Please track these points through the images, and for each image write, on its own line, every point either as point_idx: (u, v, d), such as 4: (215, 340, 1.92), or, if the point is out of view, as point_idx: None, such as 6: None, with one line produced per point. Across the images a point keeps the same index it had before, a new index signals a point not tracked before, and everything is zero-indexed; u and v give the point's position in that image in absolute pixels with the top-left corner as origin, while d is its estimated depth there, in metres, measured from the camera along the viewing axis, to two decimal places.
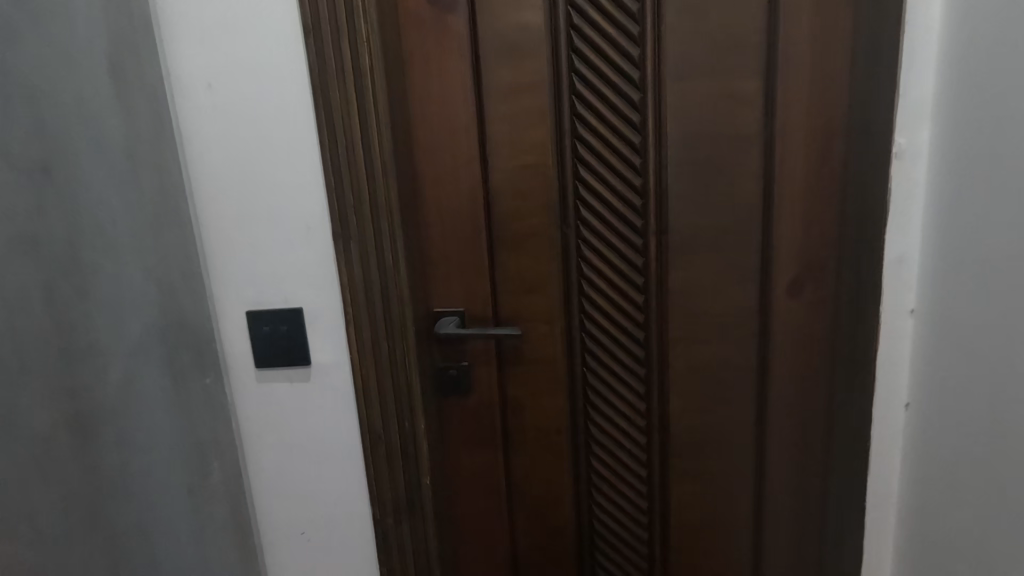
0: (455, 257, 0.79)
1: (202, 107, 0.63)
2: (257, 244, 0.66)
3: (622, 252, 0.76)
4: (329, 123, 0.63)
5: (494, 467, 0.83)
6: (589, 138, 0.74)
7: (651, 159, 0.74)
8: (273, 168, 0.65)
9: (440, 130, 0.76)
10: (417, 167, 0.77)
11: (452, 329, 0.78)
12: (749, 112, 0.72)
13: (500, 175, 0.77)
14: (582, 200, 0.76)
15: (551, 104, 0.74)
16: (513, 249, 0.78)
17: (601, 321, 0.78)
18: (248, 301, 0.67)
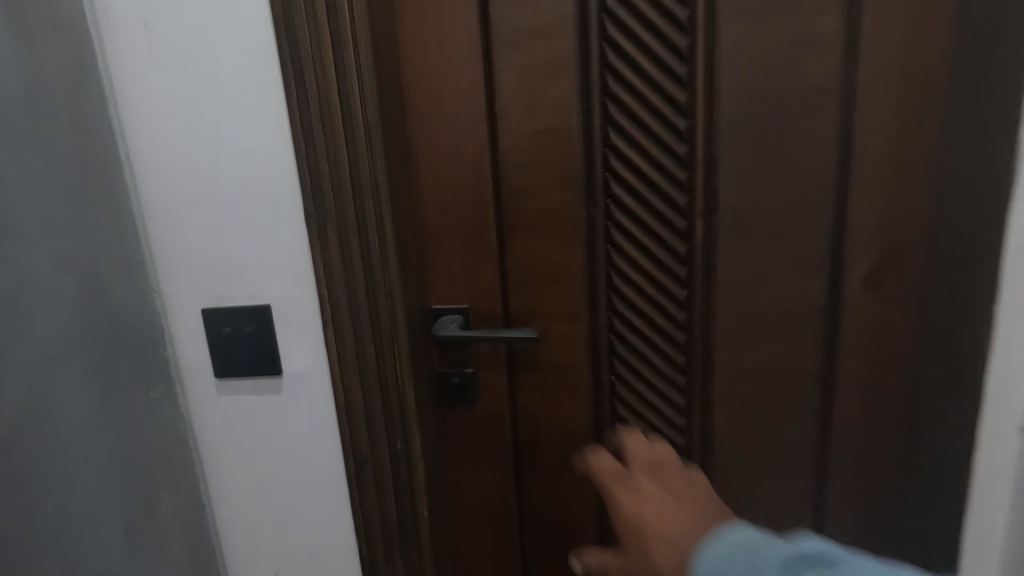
0: (458, 242, 0.66)
1: (136, 53, 0.50)
2: (212, 226, 0.54)
3: (661, 237, 0.63)
4: (296, 72, 0.50)
5: (504, 489, 0.71)
6: (622, 97, 0.60)
7: (699, 122, 0.60)
8: (227, 130, 0.52)
9: (438, 87, 0.62)
10: (411, 134, 0.63)
11: (455, 329, 0.66)
12: (826, 60, 0.57)
13: (513, 143, 0.63)
14: (613, 173, 0.62)
15: (576, 53, 0.60)
16: (529, 233, 0.65)
17: (634, 320, 0.65)
18: (203, 295, 0.55)
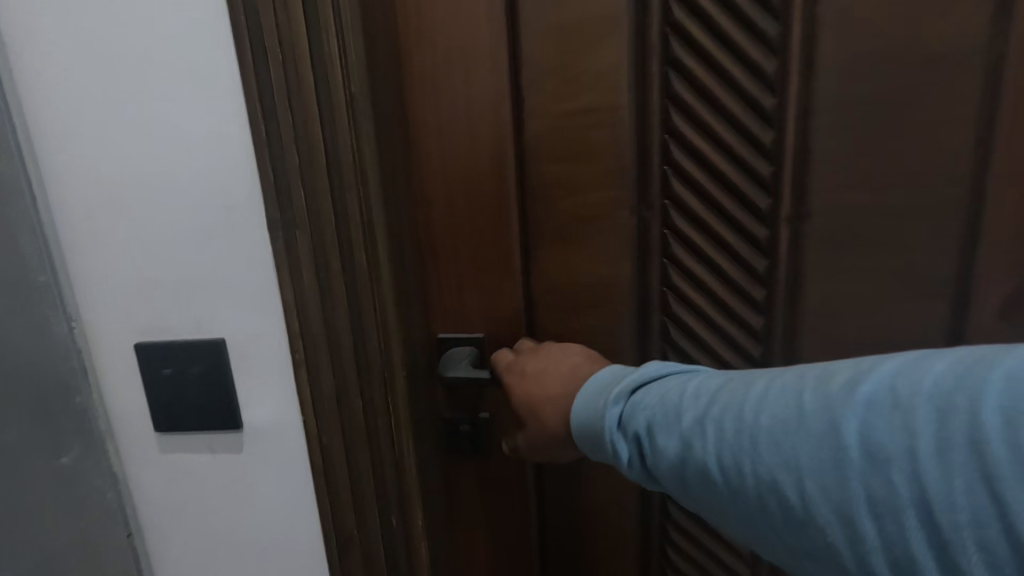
0: (472, 252, 0.53)
1: (35, 2, 0.37)
2: (145, 235, 0.40)
3: (731, 249, 0.49)
4: (250, 26, 0.36)
5: (527, 555, 0.58)
6: (689, 66, 0.46)
7: (789, 100, 0.46)
8: (159, 107, 0.38)
9: (449, 55, 0.48)
10: (413, 117, 0.50)
11: (467, 369, 0.52)
12: (969, 12, 0.42)
13: (544, 129, 0.49)
14: (672, 167, 0.48)
15: (629, 9, 0.46)
16: (562, 242, 0.52)
17: (695, 351, 0.52)
18: (136, 327, 0.42)
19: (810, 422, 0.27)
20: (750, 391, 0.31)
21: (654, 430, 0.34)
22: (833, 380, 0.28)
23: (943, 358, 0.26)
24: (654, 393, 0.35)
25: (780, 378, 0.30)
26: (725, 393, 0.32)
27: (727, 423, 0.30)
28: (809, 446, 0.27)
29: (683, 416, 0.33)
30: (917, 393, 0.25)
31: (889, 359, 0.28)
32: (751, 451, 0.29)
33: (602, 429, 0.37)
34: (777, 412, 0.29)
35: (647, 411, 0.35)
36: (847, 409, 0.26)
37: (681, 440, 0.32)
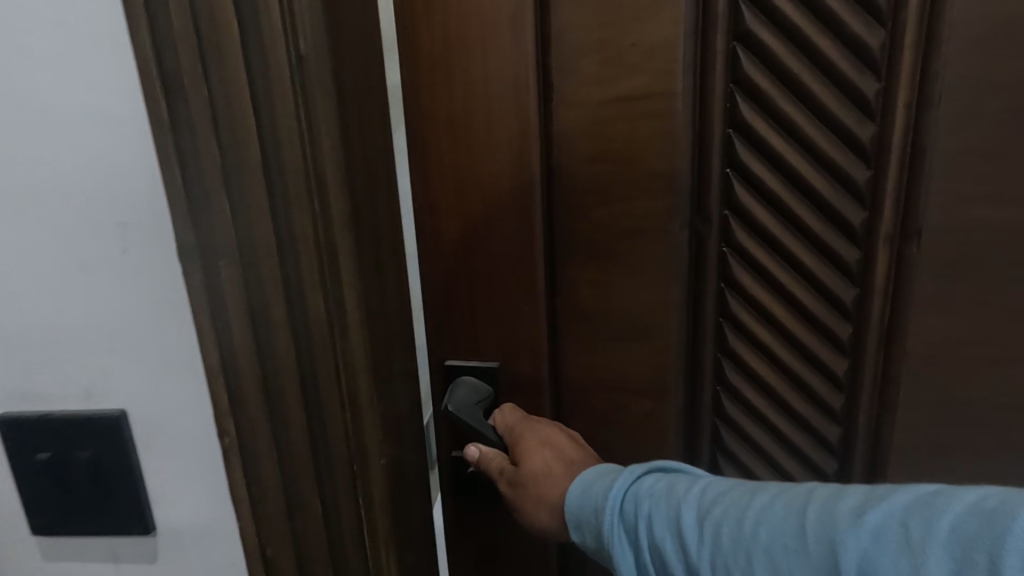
0: (518, 286, 0.57)
1: None
2: (41, 249, 0.36)
3: (774, 296, 0.53)
4: (204, 87, 0.32)
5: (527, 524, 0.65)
6: (768, 132, 0.49)
7: (849, 168, 0.49)
8: (72, 179, 0.35)
9: (489, 108, 0.53)
10: (431, 160, 0.55)
11: (474, 406, 0.59)
12: None
13: (603, 180, 0.53)
14: (734, 217, 0.52)
15: (690, 81, 0.49)
16: (613, 283, 0.56)
17: (760, 359, 0.56)
18: (12, 382, 0.39)
19: (809, 542, 0.33)
20: (749, 495, 0.39)
21: (653, 519, 0.41)
22: (840, 512, 0.33)
23: (964, 503, 0.30)
24: (662, 485, 0.43)
25: (780, 491, 0.38)
26: (716, 494, 0.40)
27: (725, 528, 0.37)
28: (794, 553, 0.34)
29: (684, 516, 0.40)
30: (930, 538, 0.29)
31: (910, 492, 0.32)
32: (745, 558, 0.35)
33: (602, 515, 0.44)
34: (775, 527, 0.35)
35: (650, 499, 0.43)
36: (849, 539, 0.32)
37: (677, 536, 0.40)
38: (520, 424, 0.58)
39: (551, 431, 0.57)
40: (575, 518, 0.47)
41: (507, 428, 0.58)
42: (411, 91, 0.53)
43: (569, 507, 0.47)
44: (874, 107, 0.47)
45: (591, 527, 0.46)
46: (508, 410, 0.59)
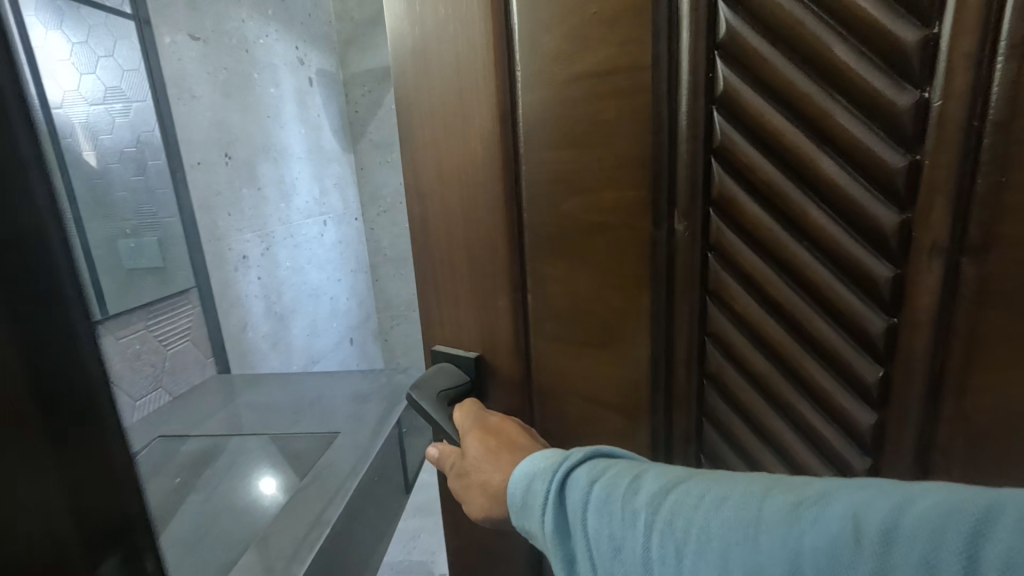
0: (487, 283, 0.51)
1: None
2: None
3: (768, 315, 0.42)
4: None
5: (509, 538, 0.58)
6: (759, 108, 0.38)
7: (876, 152, 0.35)
8: None
9: (453, 85, 0.47)
10: (409, 143, 0.52)
11: (437, 395, 0.54)
12: None
13: (574, 169, 0.44)
14: (718, 215, 0.42)
15: (661, 48, 0.39)
16: (580, 290, 0.47)
17: (748, 390, 0.45)
18: None
19: (760, 534, 0.33)
20: (701, 483, 0.38)
21: (596, 503, 0.40)
22: (802, 507, 0.33)
23: (933, 502, 0.30)
24: (612, 469, 0.42)
25: (729, 491, 0.36)
26: (660, 490, 0.39)
27: (677, 516, 0.36)
28: (737, 556, 0.33)
29: (635, 501, 0.39)
30: (890, 537, 0.30)
31: (872, 489, 0.33)
32: (689, 544, 0.35)
33: (542, 497, 0.42)
34: (729, 519, 0.35)
35: (598, 485, 0.41)
36: (810, 531, 0.32)
37: (620, 522, 0.38)
38: (471, 420, 0.53)
39: (508, 423, 0.53)
40: (517, 502, 0.44)
41: (458, 423, 0.53)
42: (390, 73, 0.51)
43: (512, 492, 0.45)
44: (916, 69, 0.33)
45: (527, 513, 0.43)
46: (469, 405, 0.54)
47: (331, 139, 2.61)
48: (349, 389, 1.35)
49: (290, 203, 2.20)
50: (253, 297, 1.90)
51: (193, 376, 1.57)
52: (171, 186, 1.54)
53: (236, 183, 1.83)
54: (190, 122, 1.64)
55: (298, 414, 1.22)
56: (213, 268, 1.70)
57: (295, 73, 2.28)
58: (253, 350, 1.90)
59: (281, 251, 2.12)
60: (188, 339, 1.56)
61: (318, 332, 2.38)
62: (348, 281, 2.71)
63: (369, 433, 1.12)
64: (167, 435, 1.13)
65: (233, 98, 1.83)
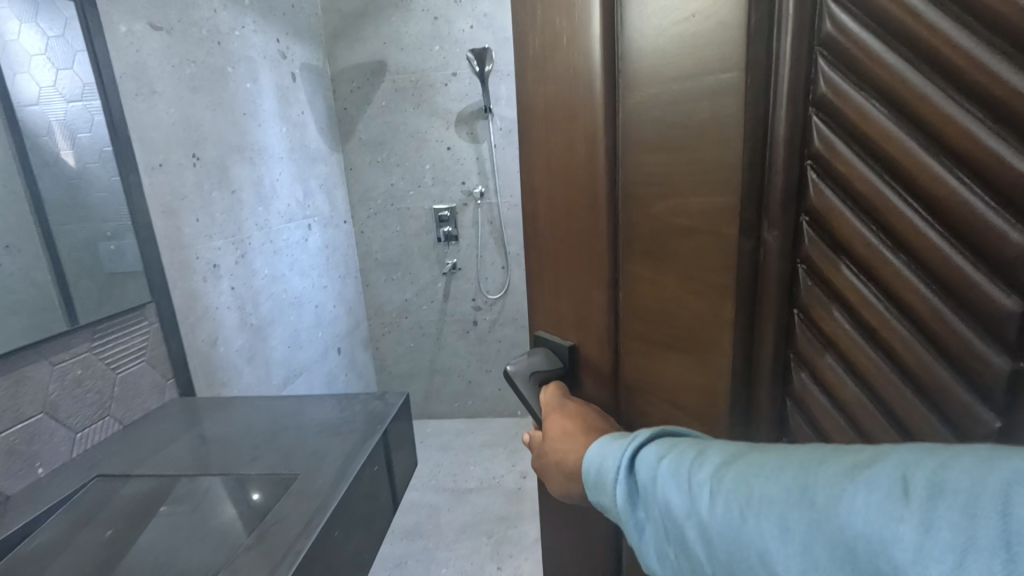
0: (582, 279, 0.56)
1: None
2: None
3: (854, 336, 0.43)
4: None
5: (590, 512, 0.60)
6: (863, 114, 0.38)
7: (1001, 158, 0.32)
8: None
9: (568, 83, 0.51)
10: (527, 150, 0.59)
11: (527, 376, 0.62)
12: None
13: (670, 171, 0.46)
14: (811, 225, 0.43)
15: (765, 51, 0.40)
16: (668, 292, 0.50)
17: (839, 402, 0.45)
18: None
19: (816, 499, 0.35)
20: (759, 457, 0.40)
21: (663, 480, 0.43)
22: (843, 465, 0.35)
23: (968, 462, 0.31)
24: (675, 447, 0.45)
25: (788, 457, 0.39)
26: (723, 463, 0.42)
27: (735, 489, 0.39)
28: (797, 517, 0.35)
29: (696, 473, 0.42)
30: (927, 492, 0.31)
31: (908, 447, 0.34)
32: (746, 508, 0.38)
33: (610, 477, 0.47)
34: (784, 486, 0.37)
35: (663, 463, 0.44)
36: (854, 491, 0.33)
37: (687, 495, 0.41)
38: (554, 403, 0.59)
39: (588, 409, 0.58)
40: (589, 481, 0.49)
41: (543, 405, 0.60)
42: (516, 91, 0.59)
43: (588, 469, 0.49)
44: None
45: (600, 491, 0.48)
46: (554, 388, 0.60)
47: (316, 137, 2.50)
48: (316, 417, 1.18)
49: (269, 207, 2.12)
50: (226, 308, 1.80)
51: (150, 401, 1.39)
52: (128, 196, 1.36)
53: (206, 185, 1.73)
54: (153, 121, 1.50)
55: (258, 445, 1.07)
56: (177, 279, 1.56)
57: (275, 67, 2.18)
58: (226, 366, 1.79)
59: (258, 258, 2.02)
60: (145, 359, 1.38)
61: (299, 343, 2.29)
62: (336, 287, 2.66)
63: (336, 468, 0.97)
64: (108, 473, 1.03)
65: (202, 92, 1.72)
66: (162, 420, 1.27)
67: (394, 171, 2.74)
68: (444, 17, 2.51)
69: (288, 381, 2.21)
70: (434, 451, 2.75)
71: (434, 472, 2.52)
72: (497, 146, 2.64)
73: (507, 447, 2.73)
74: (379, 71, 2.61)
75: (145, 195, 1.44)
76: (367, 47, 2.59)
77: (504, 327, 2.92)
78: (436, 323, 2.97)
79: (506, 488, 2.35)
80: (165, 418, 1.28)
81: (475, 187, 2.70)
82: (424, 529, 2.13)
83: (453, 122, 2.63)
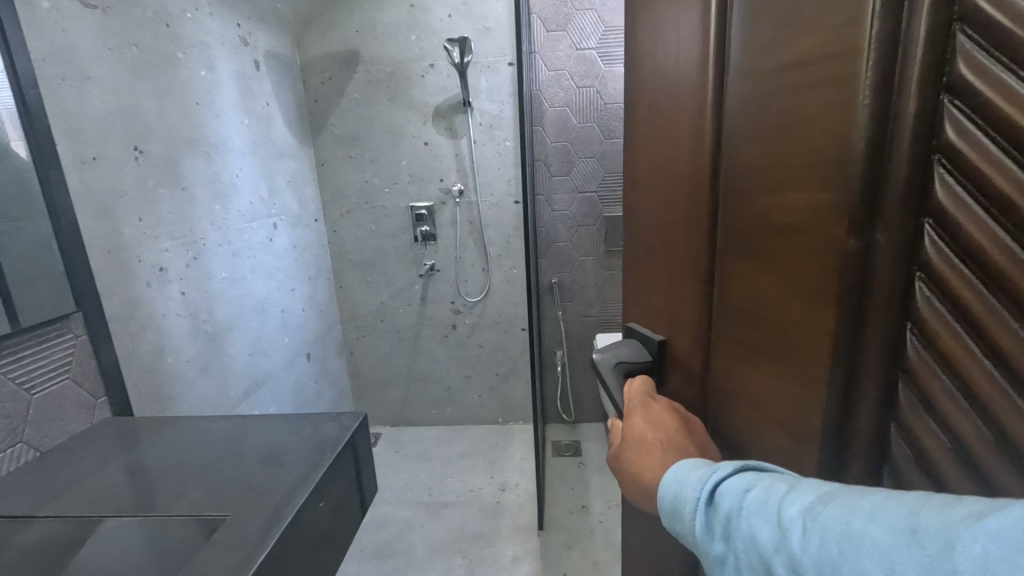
0: (678, 273, 0.59)
1: None
2: None
3: (984, 365, 0.35)
4: None
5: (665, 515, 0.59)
6: (1012, 96, 0.31)
7: None
8: None
9: (675, 80, 0.55)
10: (636, 151, 0.64)
11: (615, 365, 0.64)
12: None
13: (773, 166, 0.46)
14: (935, 228, 0.37)
15: (880, 28, 0.35)
16: (762, 291, 0.49)
17: (968, 441, 0.36)
18: None
19: (924, 542, 0.29)
20: (856, 494, 0.35)
21: (750, 512, 0.39)
22: (956, 510, 0.30)
23: None
24: (764, 481, 0.41)
25: (886, 495, 0.33)
26: (813, 504, 0.36)
27: (830, 528, 0.33)
28: (906, 559, 0.29)
29: (785, 509, 0.37)
30: None
31: None
32: (841, 549, 0.32)
33: (689, 504, 0.43)
34: (884, 525, 0.31)
35: (751, 495, 0.40)
36: (967, 536, 0.28)
37: (776, 531, 0.37)
38: (639, 400, 0.60)
39: (668, 415, 0.58)
40: (668, 505, 0.46)
41: (628, 399, 0.61)
42: (631, 99, 0.64)
43: (662, 495, 0.46)
44: None
45: (679, 518, 0.44)
46: (639, 383, 0.62)
47: (283, 130, 2.33)
48: (265, 442, 1.06)
49: (229, 205, 1.94)
50: (176, 315, 1.63)
51: (74, 424, 1.20)
52: (46, 197, 1.16)
53: (151, 181, 1.55)
54: (85, 110, 1.33)
55: (197, 475, 0.96)
56: (115, 285, 1.39)
57: (234, 54, 2.00)
58: (175, 380, 1.62)
59: (215, 260, 1.84)
60: (70, 378, 1.20)
61: (261, 351, 2.12)
62: (304, 289, 2.49)
63: (268, 511, 0.84)
64: (7, 515, 0.89)
65: (145, 79, 1.55)
66: (96, 447, 1.11)
67: (369, 168, 2.60)
68: (421, 6, 2.39)
69: (248, 391, 2.03)
70: (410, 461, 2.63)
71: (408, 486, 2.40)
72: (476, 142, 2.54)
73: (486, 458, 2.64)
74: (352, 61, 2.47)
75: (71, 195, 1.25)
76: (339, 36, 2.44)
77: (484, 331, 2.83)
78: (413, 327, 2.84)
79: (483, 501, 2.25)
80: (97, 444, 1.12)
81: (453, 185, 2.60)
82: (396, 548, 2.01)
83: (431, 117, 2.52)
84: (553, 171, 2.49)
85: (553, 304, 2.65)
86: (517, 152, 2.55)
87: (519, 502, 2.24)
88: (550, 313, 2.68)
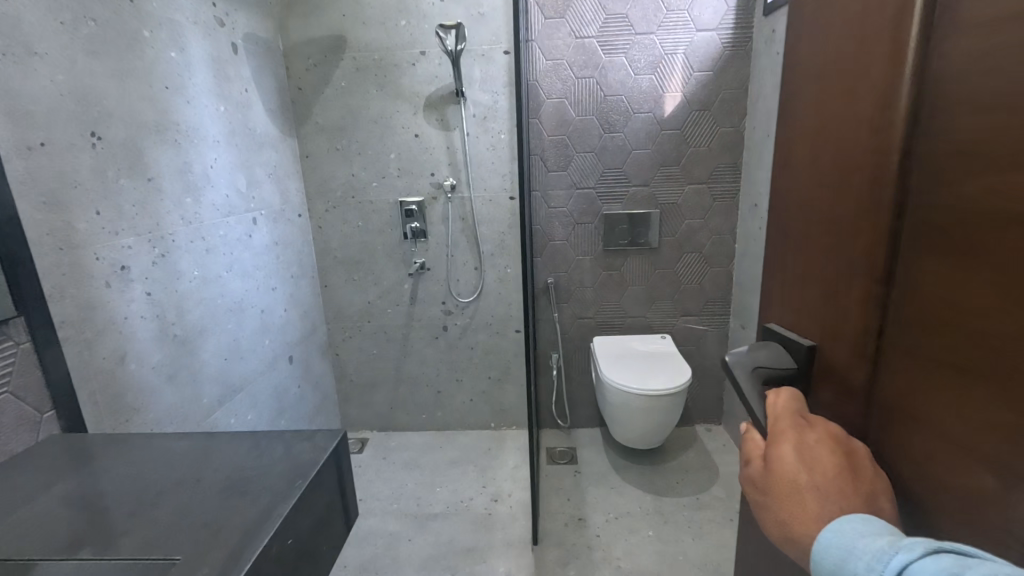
0: (847, 273, 0.51)
1: None
2: None
3: None
4: None
5: None
6: None
7: None
8: None
9: (864, 50, 0.48)
10: (810, 137, 0.58)
11: (753, 369, 0.63)
12: None
13: (982, 139, 0.37)
14: None
15: None
16: (959, 296, 0.39)
17: None
18: None
19: None
20: None
21: None
22: None
23: None
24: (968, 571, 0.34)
25: None
26: None
27: None
28: None
29: None
30: None
31: None
32: None
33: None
34: None
35: None
36: None
37: None
38: (789, 423, 0.54)
39: (825, 450, 0.49)
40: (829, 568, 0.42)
41: (776, 420, 0.55)
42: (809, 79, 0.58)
43: (821, 557, 0.43)
44: None
45: None
46: (787, 396, 0.57)
47: (263, 119, 2.18)
48: (229, 463, 0.94)
49: (201, 198, 1.79)
50: (140, 318, 1.49)
51: (13, 442, 1.07)
52: None
53: (111, 171, 1.41)
54: (30, 90, 1.18)
55: (149, 503, 0.84)
56: (67, 283, 1.25)
57: (208, 36, 1.85)
58: (138, 390, 1.49)
59: (186, 258, 1.70)
60: (10, 391, 1.06)
61: (238, 355, 1.98)
62: (286, 288, 2.35)
63: (226, 553, 0.72)
64: None
65: (104, 58, 1.40)
66: (38, 469, 0.98)
67: (356, 160, 2.46)
68: None
69: (223, 398, 1.89)
70: (398, 469, 2.52)
71: (396, 496, 2.29)
72: (469, 135, 2.42)
73: (477, 465, 2.54)
74: (338, 47, 2.33)
75: (10, 185, 1.11)
76: (323, 20, 2.30)
77: (477, 333, 2.71)
78: (402, 328, 2.72)
79: (475, 513, 2.14)
80: (40, 466, 0.99)
81: (445, 180, 2.47)
82: (380, 564, 1.90)
83: (421, 107, 2.39)
84: (550, 166, 2.37)
85: (549, 306, 2.55)
86: (512, 145, 2.42)
87: (512, 514, 2.14)
88: (545, 315, 2.58)
